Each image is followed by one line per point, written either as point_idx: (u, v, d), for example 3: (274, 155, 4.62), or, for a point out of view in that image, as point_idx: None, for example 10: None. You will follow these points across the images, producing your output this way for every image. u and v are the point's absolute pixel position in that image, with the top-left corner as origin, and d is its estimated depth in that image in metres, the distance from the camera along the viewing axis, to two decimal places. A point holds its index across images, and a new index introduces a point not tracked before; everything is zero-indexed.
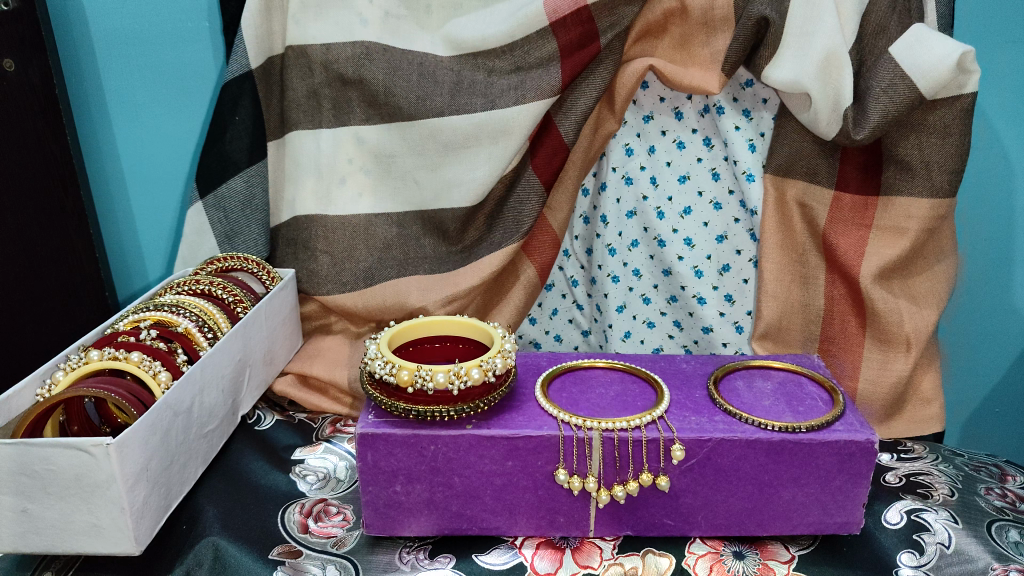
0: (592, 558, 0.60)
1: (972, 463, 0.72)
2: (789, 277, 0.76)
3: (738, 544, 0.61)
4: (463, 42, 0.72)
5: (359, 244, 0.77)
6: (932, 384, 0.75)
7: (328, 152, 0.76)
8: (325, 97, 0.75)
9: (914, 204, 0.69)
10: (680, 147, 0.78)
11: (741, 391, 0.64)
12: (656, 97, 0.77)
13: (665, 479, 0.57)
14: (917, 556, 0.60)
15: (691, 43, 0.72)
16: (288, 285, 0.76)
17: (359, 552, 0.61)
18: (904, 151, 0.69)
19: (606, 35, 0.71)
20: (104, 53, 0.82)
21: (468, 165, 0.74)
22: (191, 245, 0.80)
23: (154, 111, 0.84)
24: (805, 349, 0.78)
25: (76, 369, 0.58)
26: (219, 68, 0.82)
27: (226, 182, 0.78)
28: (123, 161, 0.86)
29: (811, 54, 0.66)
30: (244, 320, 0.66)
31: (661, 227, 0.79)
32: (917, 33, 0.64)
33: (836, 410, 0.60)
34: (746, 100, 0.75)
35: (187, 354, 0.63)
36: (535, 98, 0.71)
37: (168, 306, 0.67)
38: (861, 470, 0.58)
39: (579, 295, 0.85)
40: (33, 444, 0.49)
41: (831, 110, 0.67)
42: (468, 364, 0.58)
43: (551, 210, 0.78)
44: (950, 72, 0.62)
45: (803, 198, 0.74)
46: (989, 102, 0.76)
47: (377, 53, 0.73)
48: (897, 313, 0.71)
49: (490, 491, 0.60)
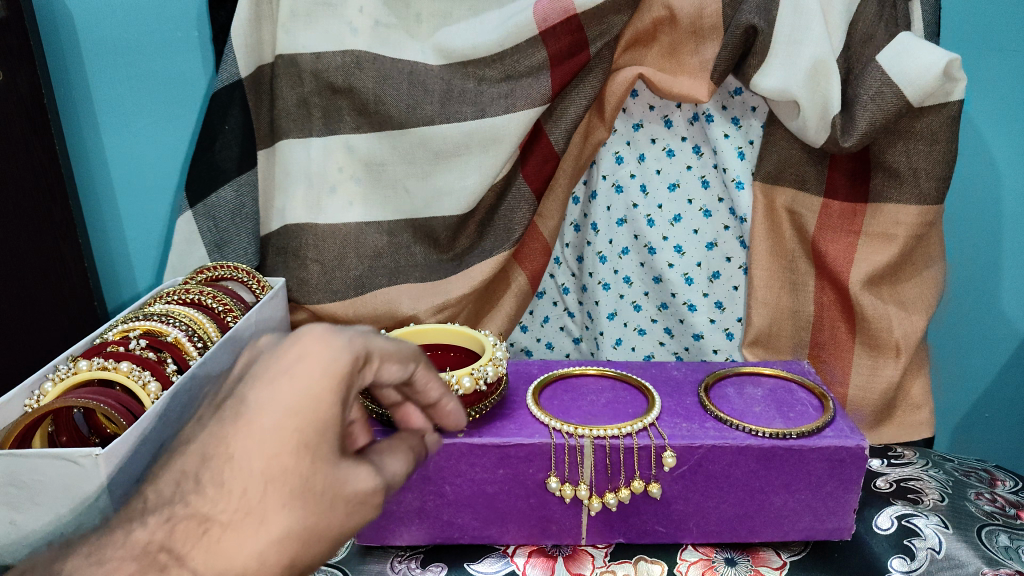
0: (584, 565, 0.60)
1: (962, 468, 0.72)
2: (779, 283, 0.76)
3: (729, 551, 0.61)
4: (454, 51, 0.72)
5: (350, 253, 0.76)
6: (921, 390, 0.75)
7: (318, 160, 0.75)
8: (316, 105, 0.75)
9: (902, 211, 0.70)
10: (669, 155, 0.78)
11: (732, 397, 0.64)
12: (646, 105, 0.77)
13: (656, 486, 0.57)
14: (908, 561, 0.59)
15: (681, 51, 0.73)
16: (278, 294, 0.75)
17: (350, 562, 0.62)
18: (892, 157, 0.69)
19: (595, 44, 0.71)
20: (93, 61, 0.81)
21: (458, 173, 0.74)
22: (181, 255, 0.80)
23: (143, 120, 0.84)
24: (796, 355, 0.78)
25: (66, 379, 0.58)
26: (209, 77, 0.82)
27: (216, 191, 0.78)
28: (113, 170, 0.86)
29: (799, 62, 0.67)
30: (234, 328, 0.66)
31: (651, 234, 0.80)
32: (904, 41, 0.65)
33: (826, 416, 0.60)
34: (735, 108, 0.76)
35: (177, 363, 0.63)
36: (525, 107, 0.71)
37: (157, 315, 0.66)
38: (852, 476, 0.58)
39: (570, 303, 0.86)
40: (22, 455, 0.49)
41: (819, 117, 0.68)
42: (459, 373, 0.57)
43: (542, 218, 0.79)
44: (937, 81, 0.63)
45: (792, 205, 0.75)
46: (977, 108, 0.77)
47: (367, 62, 0.73)
48: (886, 319, 0.72)
49: (483, 498, 0.59)
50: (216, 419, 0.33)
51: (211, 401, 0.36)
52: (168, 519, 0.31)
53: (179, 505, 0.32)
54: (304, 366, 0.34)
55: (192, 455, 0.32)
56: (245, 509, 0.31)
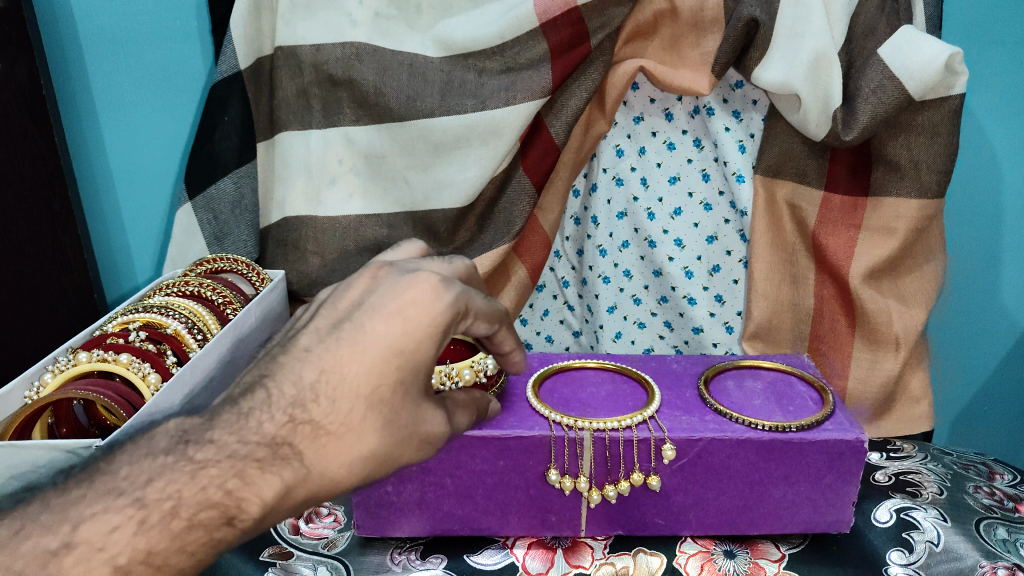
0: (583, 557, 0.60)
1: (961, 462, 0.72)
2: (779, 276, 0.76)
3: (728, 543, 0.62)
4: (454, 43, 0.72)
5: (350, 245, 0.76)
6: (920, 383, 0.75)
7: (317, 152, 0.75)
8: (315, 96, 0.75)
9: (903, 204, 0.69)
10: (670, 148, 0.78)
11: (732, 390, 0.64)
12: (647, 98, 0.77)
13: (656, 479, 0.57)
14: (906, 554, 0.60)
15: (682, 44, 0.72)
16: (278, 286, 0.75)
17: (350, 553, 0.62)
18: (893, 151, 0.68)
19: (596, 35, 0.70)
20: (92, 52, 0.81)
21: (458, 166, 0.74)
22: (180, 247, 0.80)
23: (143, 111, 0.84)
24: (796, 348, 0.78)
25: (65, 371, 0.59)
26: (208, 68, 0.82)
27: (216, 182, 0.78)
28: (112, 162, 0.86)
29: (800, 56, 0.66)
30: (234, 320, 0.65)
31: (652, 227, 0.80)
32: (906, 34, 0.64)
33: (826, 409, 0.60)
34: (736, 101, 0.76)
35: (177, 356, 0.63)
36: (525, 99, 0.71)
37: (157, 307, 0.66)
38: (851, 469, 0.58)
39: (570, 296, 0.86)
40: (22, 446, 0.49)
41: (820, 111, 0.67)
42: (459, 364, 0.57)
43: (542, 211, 0.79)
44: (938, 74, 0.62)
45: (793, 198, 0.74)
46: (978, 101, 0.77)
47: (367, 53, 0.73)
48: (886, 313, 0.72)
49: (483, 489, 0.60)
50: (339, 336, 0.41)
51: (331, 311, 0.43)
52: (292, 417, 0.39)
53: (299, 407, 0.40)
54: (418, 313, 0.42)
55: (314, 365, 0.40)
56: (346, 426, 0.40)
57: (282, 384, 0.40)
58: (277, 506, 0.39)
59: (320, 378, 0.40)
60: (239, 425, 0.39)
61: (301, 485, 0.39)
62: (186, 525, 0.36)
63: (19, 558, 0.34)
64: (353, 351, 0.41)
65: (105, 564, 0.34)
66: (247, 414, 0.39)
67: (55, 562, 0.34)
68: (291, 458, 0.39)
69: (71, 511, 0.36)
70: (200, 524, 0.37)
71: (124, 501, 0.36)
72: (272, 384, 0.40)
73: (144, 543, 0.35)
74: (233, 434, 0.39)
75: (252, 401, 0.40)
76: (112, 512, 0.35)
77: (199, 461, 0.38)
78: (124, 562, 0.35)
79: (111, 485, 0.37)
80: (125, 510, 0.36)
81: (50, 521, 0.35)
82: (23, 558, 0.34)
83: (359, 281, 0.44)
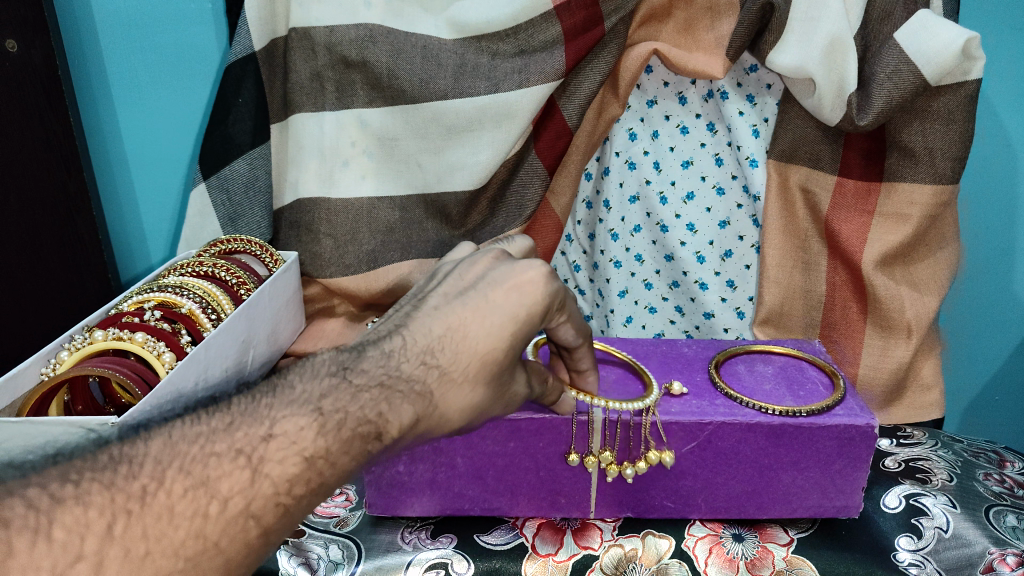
0: (591, 539, 0.61)
1: (971, 449, 0.72)
2: (791, 262, 0.77)
3: (737, 527, 0.62)
4: (468, 25, 0.72)
5: (363, 228, 0.76)
6: (932, 370, 0.75)
7: (331, 134, 0.75)
8: (329, 79, 0.75)
9: (917, 191, 0.69)
10: (683, 132, 0.78)
11: (743, 374, 0.65)
12: (660, 81, 0.76)
13: (668, 455, 0.57)
14: (914, 540, 0.60)
15: (696, 27, 0.72)
16: (291, 268, 0.75)
17: (361, 532, 0.63)
18: (908, 137, 0.68)
19: (610, 18, 0.70)
20: (107, 36, 0.81)
21: (470, 149, 0.74)
22: (195, 227, 0.80)
23: (156, 95, 0.84)
24: (806, 335, 0.79)
25: (81, 349, 0.59)
26: (222, 49, 0.82)
27: (229, 164, 0.78)
28: (125, 145, 0.87)
29: (814, 39, 0.66)
30: (248, 300, 0.66)
31: (664, 212, 0.80)
32: (923, 18, 0.63)
33: (836, 394, 0.60)
34: (750, 85, 0.75)
35: (191, 335, 0.63)
36: (538, 82, 0.70)
37: (172, 287, 0.67)
38: (861, 454, 0.58)
39: (581, 280, 0.87)
40: (38, 423, 0.50)
41: (836, 95, 0.67)
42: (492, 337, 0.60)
43: (553, 194, 0.79)
44: (955, 58, 0.62)
45: (806, 183, 0.74)
46: (994, 88, 0.75)
47: (380, 35, 0.72)
48: (898, 300, 0.71)
49: (493, 471, 0.60)
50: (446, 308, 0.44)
51: (458, 280, 0.46)
52: (425, 361, 0.41)
53: (429, 354, 0.42)
54: (540, 289, 0.45)
55: (442, 320, 0.43)
56: (466, 375, 0.42)
57: (414, 333, 0.42)
58: (409, 432, 0.41)
59: (446, 332, 0.42)
60: (384, 360, 0.41)
61: (426, 418, 0.41)
62: (352, 435, 0.38)
63: (235, 442, 0.35)
64: (477, 313, 0.43)
65: (296, 455, 0.35)
66: (390, 353, 0.41)
67: (260, 449, 0.35)
68: (422, 395, 0.41)
69: (267, 412, 0.37)
70: (359, 436, 0.38)
71: (307, 408, 0.37)
72: (407, 332, 0.42)
73: (324, 444, 0.36)
74: (381, 365, 0.41)
75: (391, 344, 0.42)
76: (299, 414, 0.37)
77: (357, 384, 0.39)
78: (311, 454, 0.36)
79: (292, 395, 0.38)
80: (308, 414, 0.37)
81: (251, 417, 0.36)
82: (238, 442, 0.35)
83: (482, 259, 0.47)
